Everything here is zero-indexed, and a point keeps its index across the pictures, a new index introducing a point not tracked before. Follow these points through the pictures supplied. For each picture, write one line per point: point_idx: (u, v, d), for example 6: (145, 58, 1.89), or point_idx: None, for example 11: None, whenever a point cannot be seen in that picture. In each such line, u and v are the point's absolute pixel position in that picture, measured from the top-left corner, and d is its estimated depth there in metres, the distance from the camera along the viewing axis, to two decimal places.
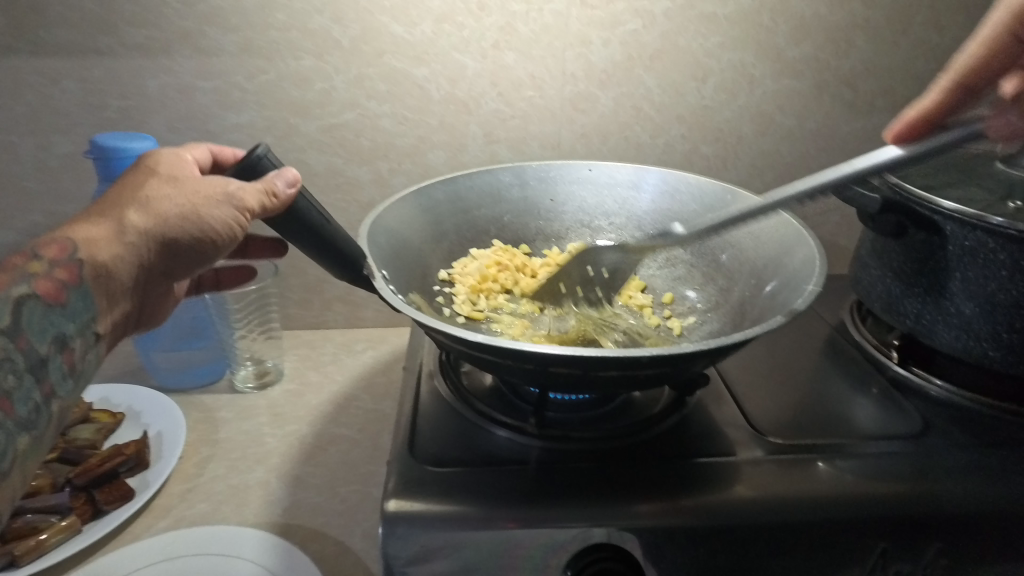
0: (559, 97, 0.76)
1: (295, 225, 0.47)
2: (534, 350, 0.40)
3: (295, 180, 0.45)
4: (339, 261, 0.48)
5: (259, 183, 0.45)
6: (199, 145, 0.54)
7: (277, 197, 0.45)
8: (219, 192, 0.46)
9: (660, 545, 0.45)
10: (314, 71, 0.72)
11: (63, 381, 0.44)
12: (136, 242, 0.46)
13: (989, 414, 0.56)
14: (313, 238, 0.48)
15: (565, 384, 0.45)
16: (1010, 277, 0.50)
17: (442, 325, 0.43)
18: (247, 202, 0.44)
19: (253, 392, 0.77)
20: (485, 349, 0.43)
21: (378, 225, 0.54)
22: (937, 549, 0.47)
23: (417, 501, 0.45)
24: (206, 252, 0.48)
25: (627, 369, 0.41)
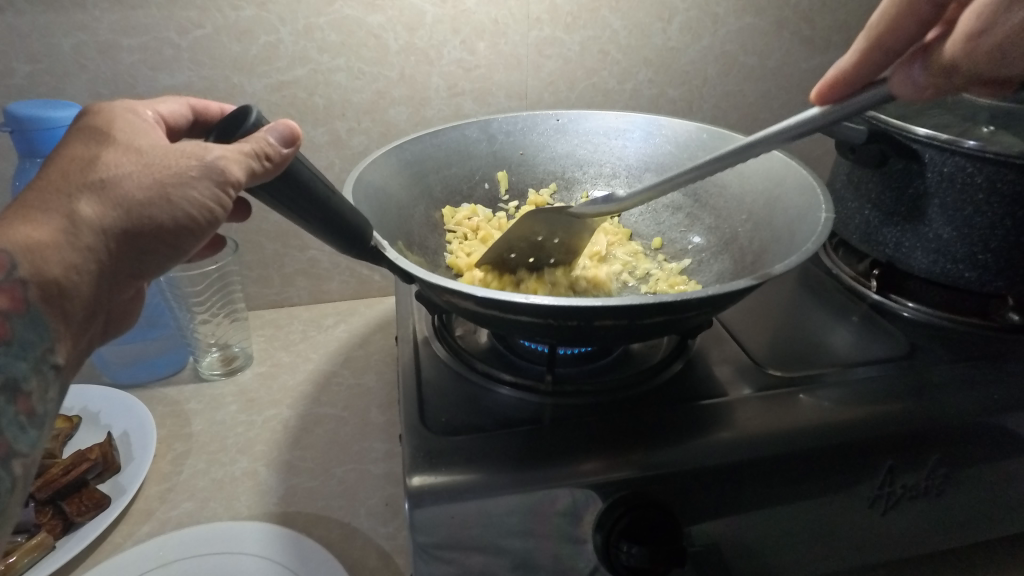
0: (524, 43, 0.73)
1: (285, 192, 0.40)
2: (574, 304, 0.39)
3: (292, 137, 0.40)
4: (338, 233, 0.42)
5: (246, 144, 0.38)
6: (180, 98, 0.48)
7: (270, 159, 0.38)
8: (192, 165, 0.38)
9: (686, 486, 0.45)
10: (257, 22, 0.65)
11: (24, 432, 0.34)
12: (95, 243, 0.36)
13: (961, 330, 0.60)
14: (297, 198, 0.41)
15: (587, 338, 0.44)
16: (987, 200, 0.52)
17: (469, 289, 0.41)
18: (232, 171, 0.37)
19: (221, 379, 0.72)
20: (515, 308, 0.41)
21: (359, 189, 0.50)
22: (937, 461, 0.49)
23: (444, 472, 0.43)
24: (185, 242, 0.40)
25: (667, 315, 0.41)
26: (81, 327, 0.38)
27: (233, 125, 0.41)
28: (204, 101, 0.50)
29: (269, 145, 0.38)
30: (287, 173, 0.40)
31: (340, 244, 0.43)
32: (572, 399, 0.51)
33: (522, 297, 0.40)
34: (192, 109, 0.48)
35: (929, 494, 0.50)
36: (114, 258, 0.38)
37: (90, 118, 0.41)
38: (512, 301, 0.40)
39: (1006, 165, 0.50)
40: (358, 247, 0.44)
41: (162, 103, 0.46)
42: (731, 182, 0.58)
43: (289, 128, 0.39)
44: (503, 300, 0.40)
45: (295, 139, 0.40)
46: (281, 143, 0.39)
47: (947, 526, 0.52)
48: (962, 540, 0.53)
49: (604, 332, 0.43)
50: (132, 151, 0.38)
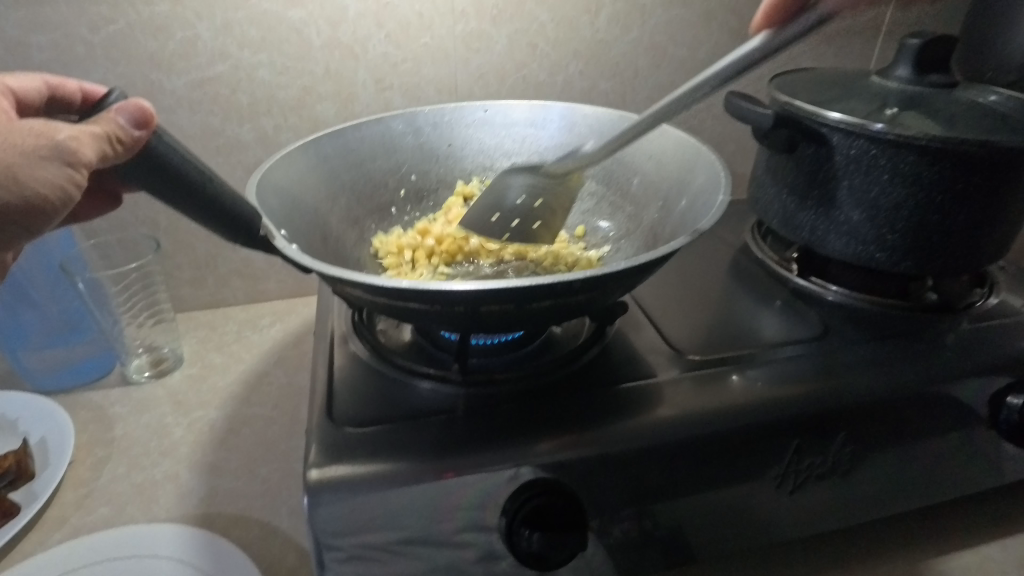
0: (450, 36, 0.72)
1: (147, 172, 0.40)
2: (457, 289, 0.39)
3: (147, 120, 0.39)
4: (216, 216, 0.43)
5: (97, 126, 0.38)
6: (38, 75, 0.46)
7: (121, 142, 0.38)
8: (41, 146, 0.38)
9: (593, 472, 0.45)
10: (172, 17, 0.64)
11: None
12: None
13: (878, 311, 0.61)
14: (163, 181, 0.41)
15: (488, 324, 0.45)
16: (891, 181, 0.53)
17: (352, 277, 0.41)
18: (84, 154, 0.38)
19: (149, 383, 0.70)
20: (408, 296, 0.41)
21: (265, 184, 0.50)
22: (847, 437, 0.50)
23: (347, 464, 0.43)
24: (40, 221, 0.40)
25: (557, 300, 0.41)
26: None
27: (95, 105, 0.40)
28: (67, 80, 0.47)
29: (121, 127, 0.38)
30: (146, 153, 0.40)
31: (231, 232, 0.44)
32: (486, 390, 0.51)
33: (415, 286, 0.40)
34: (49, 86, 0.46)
35: (841, 470, 0.50)
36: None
37: None
38: (402, 289, 0.40)
39: (905, 146, 0.51)
40: (248, 236, 0.44)
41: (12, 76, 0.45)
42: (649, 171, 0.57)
43: (142, 110, 0.39)
44: (388, 288, 0.40)
45: (149, 121, 0.39)
46: (133, 126, 0.39)
47: (863, 501, 0.52)
48: (878, 516, 0.54)
49: (496, 317, 0.43)
50: None
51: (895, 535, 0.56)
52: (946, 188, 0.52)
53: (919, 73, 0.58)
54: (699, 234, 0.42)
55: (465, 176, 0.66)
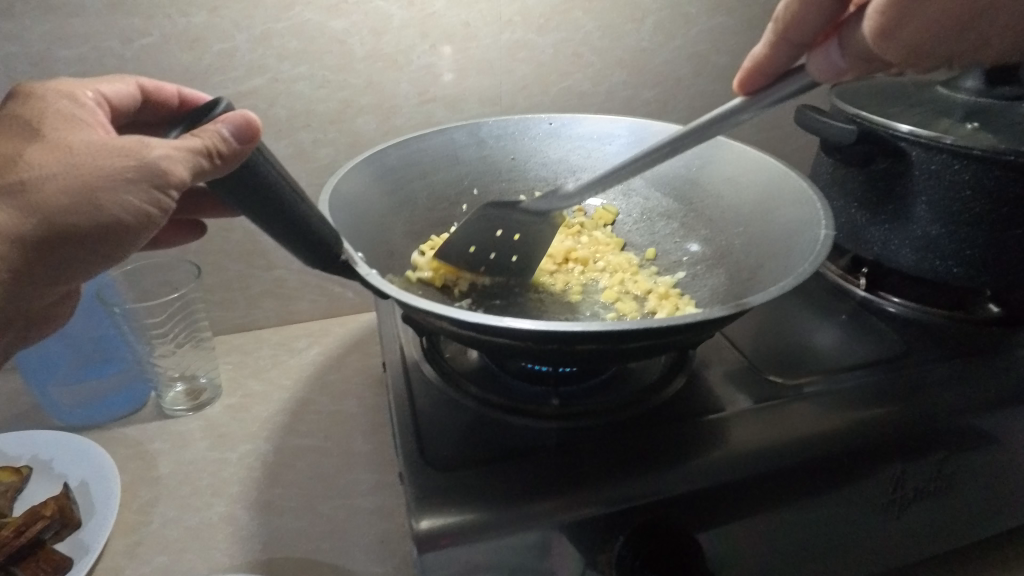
0: (495, 46, 0.69)
1: (241, 187, 0.37)
2: (568, 329, 0.37)
3: (250, 133, 0.36)
4: (304, 241, 0.39)
5: (195, 139, 0.34)
6: (129, 77, 0.43)
7: (220, 155, 0.35)
8: (128, 166, 0.34)
9: (694, 507, 0.44)
10: (209, 28, 0.60)
11: None
12: (10, 251, 0.33)
13: (949, 325, 0.60)
14: (256, 200, 0.38)
15: (585, 359, 0.42)
16: (973, 196, 0.52)
17: (451, 314, 0.39)
18: (177, 172, 0.34)
19: (187, 415, 0.66)
20: (507, 335, 0.39)
21: (336, 196, 0.48)
22: (941, 459, 0.49)
23: (451, 512, 0.41)
24: (118, 250, 0.36)
25: (655, 338, 0.39)
26: None
27: (198, 117, 0.37)
28: (161, 83, 0.44)
29: (222, 139, 0.35)
30: (245, 167, 0.37)
31: (309, 255, 0.40)
32: (572, 420, 0.49)
33: (500, 321, 0.38)
34: (141, 90, 0.43)
35: (936, 491, 0.50)
36: (34, 265, 0.34)
37: (20, 104, 0.36)
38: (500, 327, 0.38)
39: (991, 162, 0.50)
40: (328, 259, 0.40)
41: (106, 82, 0.41)
42: (726, 192, 0.56)
43: (247, 121, 0.36)
44: (478, 324, 0.38)
45: (251, 134, 0.36)
46: (235, 138, 0.35)
47: (955, 523, 0.52)
48: (969, 536, 0.53)
49: (594, 354, 0.41)
50: (61, 149, 0.34)
51: (977, 555, 0.56)
52: None
53: (990, 85, 0.57)
54: (801, 274, 0.40)
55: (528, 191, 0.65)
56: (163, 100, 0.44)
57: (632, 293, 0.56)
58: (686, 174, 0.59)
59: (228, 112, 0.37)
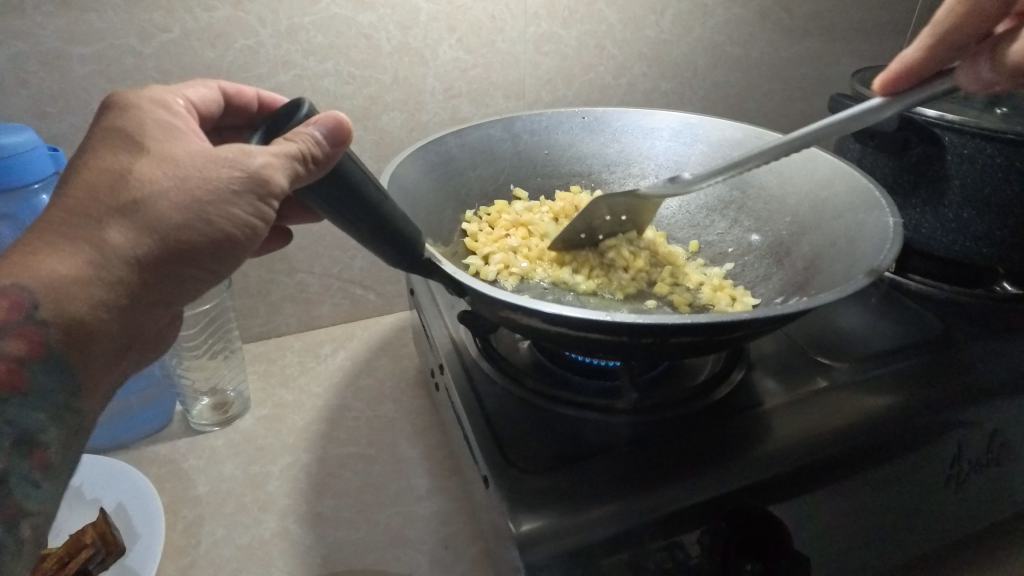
0: (521, 39, 0.69)
1: (333, 190, 0.35)
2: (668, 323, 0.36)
3: (343, 135, 0.34)
4: (392, 244, 0.38)
5: (291, 143, 0.33)
6: (211, 81, 0.42)
7: (315, 160, 0.33)
8: (232, 176, 0.33)
9: (775, 496, 0.45)
10: (233, 24, 0.58)
11: (36, 488, 0.30)
12: (128, 275, 0.31)
13: (977, 303, 0.62)
14: (348, 200, 0.36)
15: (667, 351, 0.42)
16: (1007, 179, 0.54)
17: (544, 310, 0.37)
18: (277, 181, 0.33)
19: (219, 429, 0.64)
20: (600, 330, 0.38)
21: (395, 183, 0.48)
22: (991, 432, 0.51)
23: (546, 514, 0.40)
24: (224, 263, 0.35)
25: (746, 329, 0.39)
26: (115, 363, 0.34)
27: (281, 120, 0.35)
28: (238, 85, 0.44)
29: (316, 142, 0.33)
30: (336, 171, 0.35)
31: (395, 256, 0.39)
32: (641, 415, 0.49)
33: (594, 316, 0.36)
34: (222, 94, 0.42)
35: (989, 466, 0.51)
36: (149, 287, 0.33)
37: (110, 116, 0.34)
38: (598, 321, 0.36)
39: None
40: (411, 259, 0.39)
41: (192, 87, 0.40)
42: (772, 184, 0.57)
43: (339, 122, 0.34)
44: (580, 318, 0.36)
45: (344, 135, 0.34)
46: (328, 140, 0.34)
47: (1007, 495, 0.53)
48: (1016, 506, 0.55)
49: (680, 346, 0.40)
50: (165, 162, 0.32)
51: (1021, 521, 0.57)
52: None
53: None
54: (882, 264, 0.40)
55: (563, 183, 0.66)
56: (243, 104, 0.44)
57: (684, 286, 0.56)
58: (725, 166, 0.60)
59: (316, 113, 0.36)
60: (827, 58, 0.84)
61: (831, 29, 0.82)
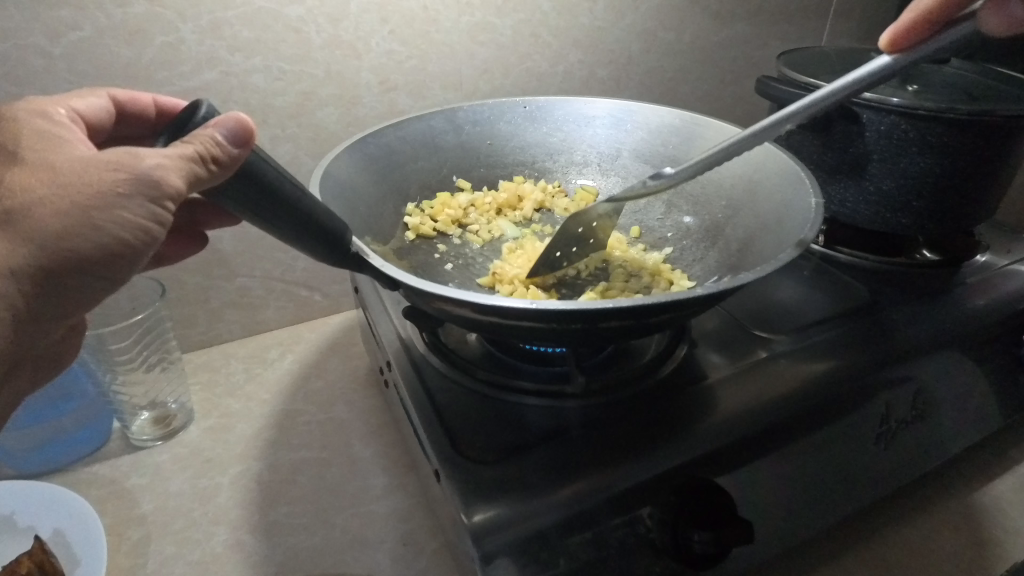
0: (455, 29, 0.68)
1: (240, 192, 0.32)
2: (602, 310, 0.37)
3: (246, 135, 0.31)
4: (320, 238, 0.35)
5: (186, 145, 0.30)
6: (101, 91, 0.41)
7: (217, 161, 0.30)
8: (118, 178, 0.30)
9: (722, 465, 0.46)
10: (150, 20, 0.55)
11: None
12: (6, 289, 0.29)
13: (899, 270, 0.66)
14: (262, 204, 0.33)
15: (605, 335, 0.42)
16: (920, 152, 0.58)
17: (480, 299, 0.37)
18: (171, 182, 0.30)
19: (162, 444, 0.61)
20: (528, 319, 0.38)
21: (327, 180, 0.47)
22: (914, 390, 0.54)
23: (499, 503, 0.40)
24: (120, 271, 0.33)
25: (677, 312, 0.39)
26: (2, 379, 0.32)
27: (179, 122, 0.32)
28: (133, 93, 0.43)
29: (217, 144, 0.30)
30: (244, 172, 0.32)
31: (323, 250, 0.36)
32: (592, 398, 0.49)
33: (527, 304, 0.37)
34: (115, 103, 0.42)
35: (915, 422, 0.54)
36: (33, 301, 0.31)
37: None
38: (538, 311, 0.36)
39: (935, 120, 0.56)
40: (341, 252, 0.37)
41: (79, 97, 0.40)
42: (708, 166, 0.58)
43: (242, 122, 0.31)
44: (516, 308, 0.36)
45: (248, 136, 0.32)
46: (231, 142, 0.31)
47: (933, 448, 0.56)
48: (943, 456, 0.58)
49: (615, 330, 0.41)
50: (44, 168, 0.30)
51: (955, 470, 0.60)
52: (962, 153, 0.57)
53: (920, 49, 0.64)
54: (804, 240, 0.42)
55: (507, 173, 0.65)
56: (139, 111, 0.43)
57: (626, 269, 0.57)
58: (665, 151, 0.62)
59: (217, 113, 0.33)
60: (755, 41, 0.87)
61: (757, 13, 0.85)
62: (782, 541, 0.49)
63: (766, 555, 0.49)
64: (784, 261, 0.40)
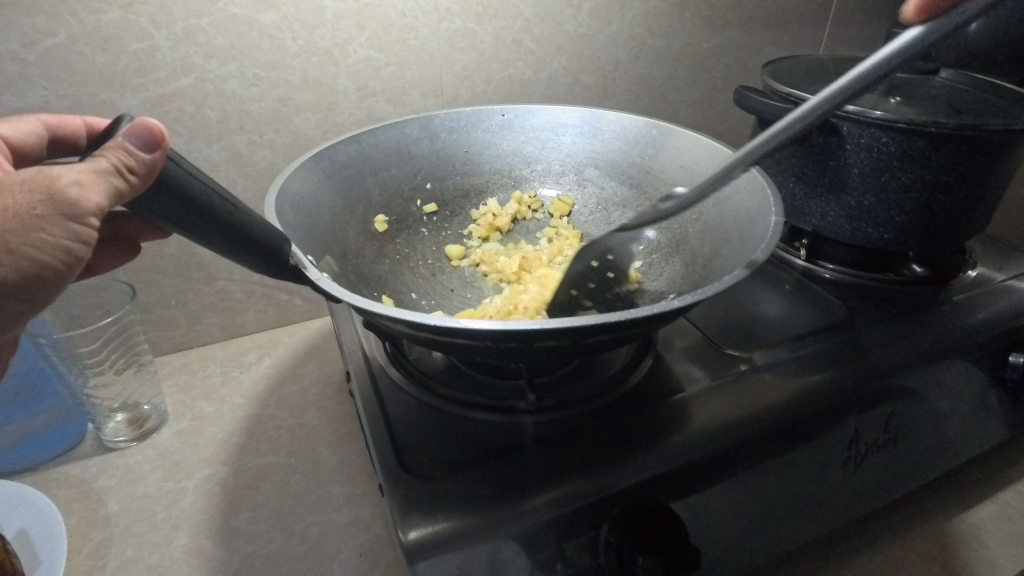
0: (434, 36, 0.68)
1: (164, 204, 0.33)
2: (537, 329, 0.36)
3: (159, 141, 0.33)
4: (255, 250, 0.36)
5: (103, 159, 0.32)
6: (32, 116, 0.45)
7: (133, 171, 0.32)
8: (34, 200, 0.31)
9: (677, 486, 0.45)
10: (124, 27, 0.56)
11: None
12: None
13: (882, 287, 0.64)
14: (189, 218, 0.34)
15: (550, 352, 0.41)
16: (900, 166, 0.56)
17: (414, 316, 0.37)
18: (92, 198, 0.32)
19: (133, 446, 0.62)
20: (464, 336, 0.37)
21: (284, 194, 0.46)
22: (890, 414, 0.52)
23: (439, 521, 0.40)
24: (44, 292, 0.34)
25: (619, 331, 0.38)
26: None
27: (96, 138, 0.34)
28: (63, 117, 0.46)
29: (129, 155, 0.32)
30: (163, 182, 0.33)
31: (260, 263, 0.37)
32: (550, 415, 0.49)
33: (459, 323, 0.36)
34: (46, 127, 0.45)
35: (887, 446, 0.53)
36: None
37: None
38: (472, 331, 0.36)
39: (916, 134, 0.54)
40: (277, 265, 0.38)
41: (7, 125, 0.43)
42: (681, 178, 0.57)
43: (151, 129, 0.33)
44: (449, 326, 0.36)
45: (160, 142, 0.33)
46: (142, 150, 0.32)
47: (906, 473, 0.55)
48: (920, 481, 0.56)
49: (555, 348, 0.40)
50: None
51: (933, 494, 0.58)
52: (945, 168, 0.55)
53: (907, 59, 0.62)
54: (757, 260, 0.41)
55: (483, 183, 0.65)
56: (69, 133, 0.46)
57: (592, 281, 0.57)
58: (641, 163, 0.61)
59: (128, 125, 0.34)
60: (748, 48, 0.85)
61: (750, 19, 0.83)
62: (736, 565, 0.48)
63: None
64: (732, 281, 0.38)
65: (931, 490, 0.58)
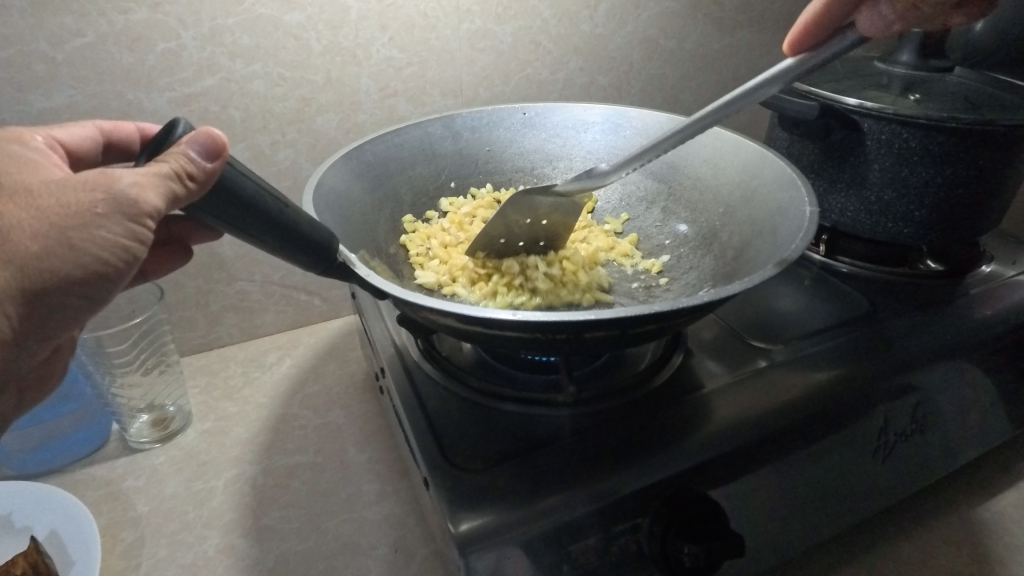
0: (454, 37, 0.68)
1: (221, 206, 0.34)
2: (585, 321, 0.36)
3: (218, 148, 0.33)
4: (306, 249, 0.37)
5: (164, 164, 0.32)
6: (87, 122, 0.45)
7: (193, 177, 0.32)
8: (95, 199, 0.32)
9: (715, 475, 0.45)
10: (152, 26, 0.56)
11: None
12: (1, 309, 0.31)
13: (900, 281, 0.65)
14: (245, 218, 0.34)
15: (591, 344, 0.42)
16: (920, 162, 0.57)
17: (464, 308, 0.37)
18: (149, 200, 0.32)
19: (158, 447, 0.62)
20: (512, 327, 0.37)
21: (321, 190, 0.47)
22: (915, 403, 0.53)
23: (485, 512, 0.40)
24: (101, 291, 0.34)
25: (663, 321, 0.39)
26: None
27: (156, 142, 0.34)
28: (117, 122, 0.46)
29: (190, 161, 0.32)
30: (220, 187, 0.33)
31: (309, 261, 0.37)
32: (584, 408, 0.49)
33: (507, 314, 0.37)
34: (101, 132, 0.45)
35: (913, 436, 0.54)
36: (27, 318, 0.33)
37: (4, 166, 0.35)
38: (521, 323, 0.36)
39: (936, 130, 0.55)
40: (325, 262, 0.38)
41: (63, 129, 0.43)
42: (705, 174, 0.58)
43: (212, 138, 0.32)
44: (500, 319, 0.36)
45: (221, 150, 0.33)
46: (204, 158, 0.32)
47: (931, 463, 0.55)
48: (943, 471, 0.57)
49: (599, 339, 0.40)
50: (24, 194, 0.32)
51: (956, 484, 0.59)
52: (963, 163, 0.56)
53: (923, 58, 0.63)
54: (792, 252, 0.42)
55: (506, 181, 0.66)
56: (124, 139, 0.46)
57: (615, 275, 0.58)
58: (664, 159, 0.62)
59: (186, 133, 0.34)
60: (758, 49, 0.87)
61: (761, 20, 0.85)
62: (771, 555, 0.49)
63: (759, 567, 0.49)
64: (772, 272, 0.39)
65: (955, 480, 0.59)
